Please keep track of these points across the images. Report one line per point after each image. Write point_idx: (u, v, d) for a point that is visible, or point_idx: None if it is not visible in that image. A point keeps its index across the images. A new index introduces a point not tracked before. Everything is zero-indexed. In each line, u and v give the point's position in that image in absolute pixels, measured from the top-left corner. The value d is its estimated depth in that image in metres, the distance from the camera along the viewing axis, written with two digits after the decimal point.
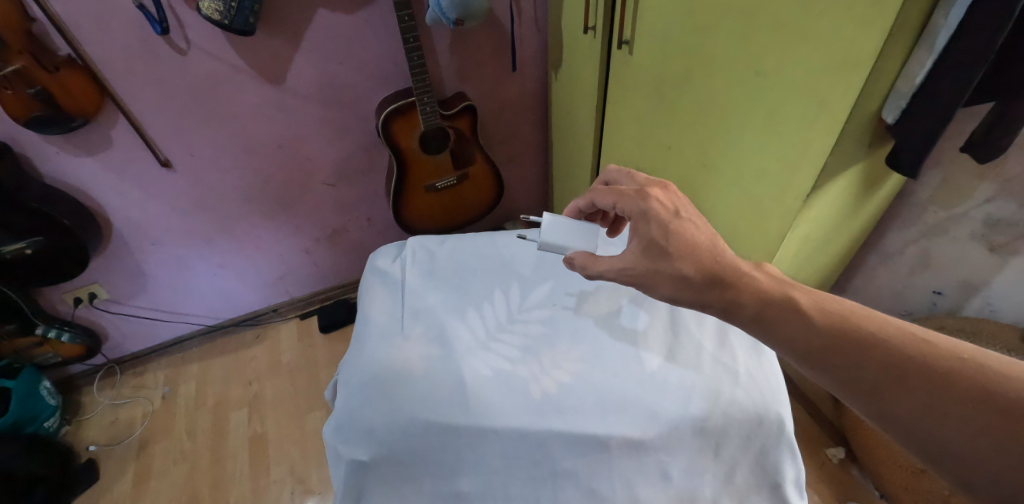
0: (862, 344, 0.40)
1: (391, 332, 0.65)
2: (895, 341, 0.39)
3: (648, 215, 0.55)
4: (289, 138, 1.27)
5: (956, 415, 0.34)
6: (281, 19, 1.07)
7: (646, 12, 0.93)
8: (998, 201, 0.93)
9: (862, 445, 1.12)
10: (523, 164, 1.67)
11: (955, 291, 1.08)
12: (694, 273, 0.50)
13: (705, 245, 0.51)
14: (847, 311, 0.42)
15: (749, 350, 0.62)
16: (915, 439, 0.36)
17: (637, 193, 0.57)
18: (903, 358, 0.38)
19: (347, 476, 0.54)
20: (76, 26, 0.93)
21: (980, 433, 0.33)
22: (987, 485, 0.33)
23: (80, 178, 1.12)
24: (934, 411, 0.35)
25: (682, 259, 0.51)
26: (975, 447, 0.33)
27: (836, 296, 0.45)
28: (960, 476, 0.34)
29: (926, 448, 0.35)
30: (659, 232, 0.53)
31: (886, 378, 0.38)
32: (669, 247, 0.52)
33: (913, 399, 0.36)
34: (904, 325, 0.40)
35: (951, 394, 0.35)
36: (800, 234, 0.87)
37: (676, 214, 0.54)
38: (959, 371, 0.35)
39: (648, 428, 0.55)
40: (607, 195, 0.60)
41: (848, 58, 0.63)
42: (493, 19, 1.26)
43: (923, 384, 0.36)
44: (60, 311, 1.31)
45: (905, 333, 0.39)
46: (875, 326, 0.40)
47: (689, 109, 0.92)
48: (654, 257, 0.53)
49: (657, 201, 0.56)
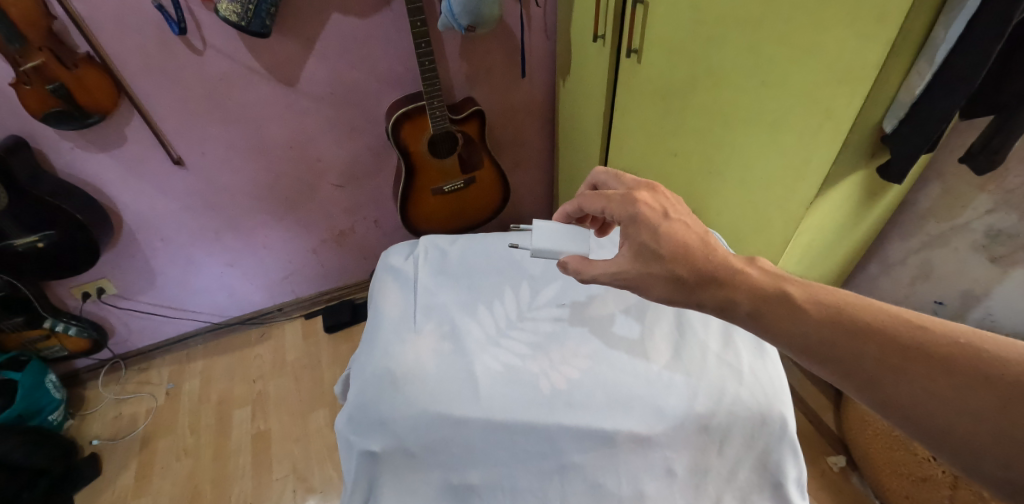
0: (859, 333, 0.40)
1: (402, 326, 0.67)
2: (889, 329, 0.39)
3: (638, 219, 0.56)
4: (301, 139, 1.28)
5: (958, 400, 0.35)
6: (296, 22, 1.09)
7: (655, 21, 0.95)
8: (999, 213, 0.94)
9: (864, 453, 1.13)
10: (529, 169, 1.69)
11: (955, 301, 1.09)
12: (687, 274, 0.51)
13: (695, 244, 0.52)
14: (843, 302, 0.43)
15: (753, 351, 0.63)
16: (919, 427, 0.36)
17: (625, 198, 0.58)
18: (900, 345, 0.38)
19: (359, 466, 0.55)
20: (96, 24, 0.95)
21: (981, 418, 0.33)
22: (995, 468, 0.33)
23: (93, 173, 1.13)
24: (934, 396, 0.36)
25: (674, 262, 0.52)
26: (979, 430, 0.33)
27: (830, 287, 0.45)
28: (970, 461, 0.34)
29: (934, 437, 0.36)
30: (649, 235, 0.54)
31: (884, 368, 0.38)
32: (661, 249, 0.53)
33: (916, 388, 0.36)
34: (900, 313, 0.41)
35: (951, 380, 0.35)
36: (804, 239, 0.88)
37: (665, 216, 0.55)
38: (957, 356, 0.36)
39: (654, 424, 0.56)
40: (596, 200, 0.61)
41: (851, 69, 0.65)
42: (504, 27, 1.29)
43: (921, 370, 0.37)
44: (68, 305, 1.32)
45: (900, 321, 0.40)
46: (869, 315, 0.41)
47: (696, 117, 0.94)
48: (646, 261, 0.53)
49: (645, 204, 0.57)
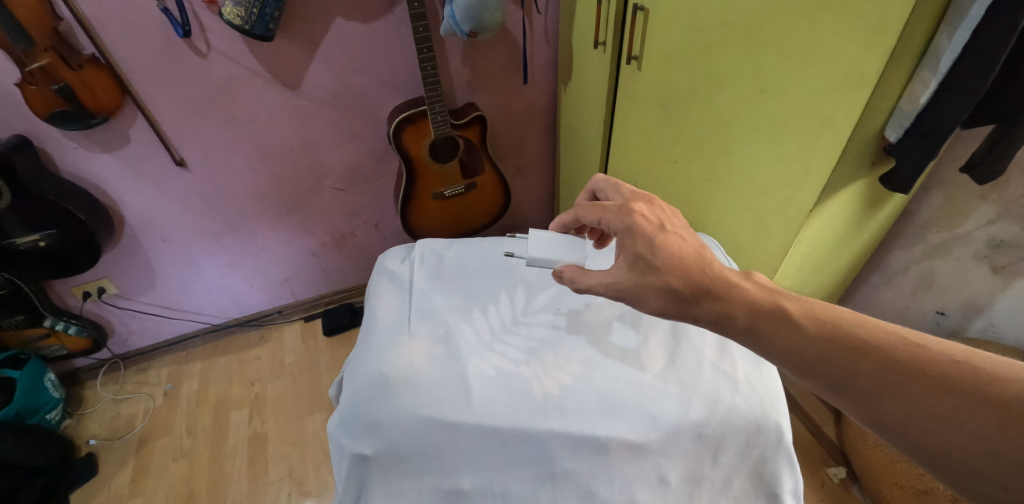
0: (855, 349, 0.40)
1: (396, 331, 0.66)
2: (886, 347, 0.39)
3: (634, 230, 0.55)
4: (303, 142, 1.29)
5: (954, 417, 0.34)
6: (299, 26, 1.10)
7: (655, 28, 0.95)
8: (1001, 223, 0.94)
9: (864, 465, 1.11)
10: (531, 175, 1.69)
11: (957, 311, 1.08)
12: (682, 287, 0.50)
13: (692, 257, 0.51)
14: (838, 317, 0.42)
15: (749, 359, 0.62)
16: (918, 445, 0.36)
17: (621, 209, 0.58)
18: (897, 362, 0.38)
19: (348, 470, 0.55)
20: (101, 26, 0.96)
21: (979, 437, 0.33)
22: (991, 487, 0.32)
23: (96, 173, 1.14)
24: (930, 413, 0.35)
25: (670, 274, 0.51)
26: (975, 449, 0.33)
27: (825, 302, 0.45)
28: (964, 479, 0.34)
29: (930, 455, 0.35)
30: (645, 247, 0.53)
31: (881, 385, 0.38)
32: (656, 260, 0.52)
33: (913, 405, 0.36)
34: (895, 329, 0.40)
35: (948, 399, 0.35)
36: (804, 247, 0.87)
37: (661, 228, 0.55)
38: (953, 374, 0.36)
39: (647, 432, 0.56)
40: (592, 211, 0.60)
41: (850, 78, 0.65)
42: (506, 33, 1.29)
43: (919, 388, 0.36)
44: (68, 304, 1.33)
45: (896, 337, 0.39)
46: (866, 332, 0.40)
47: (696, 125, 0.94)
48: (641, 272, 0.53)
49: (642, 216, 0.56)
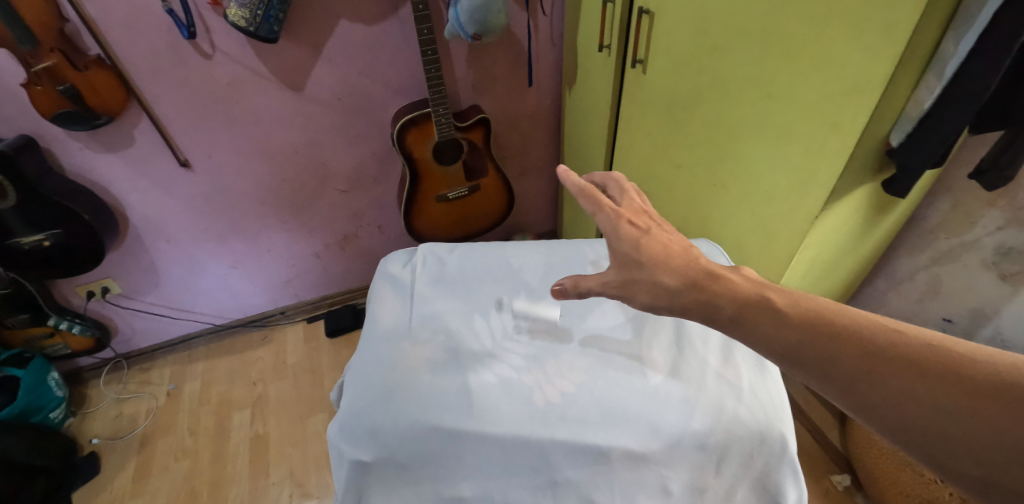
0: (836, 336, 0.39)
1: (399, 336, 0.66)
2: (866, 332, 0.38)
3: (619, 233, 0.55)
4: (307, 144, 1.29)
5: (931, 400, 0.34)
6: (304, 28, 1.10)
7: (661, 32, 0.95)
8: (1009, 230, 0.92)
9: (869, 473, 1.10)
10: (535, 178, 1.69)
11: (965, 318, 1.07)
12: (672, 282, 0.49)
13: (679, 254, 0.51)
14: (821, 307, 0.42)
15: (753, 368, 0.62)
16: (897, 430, 0.35)
17: (613, 212, 0.56)
18: (875, 347, 0.37)
19: (348, 476, 0.55)
20: (108, 28, 0.96)
21: (953, 418, 0.33)
22: (969, 466, 0.32)
23: (101, 174, 1.14)
24: (910, 397, 0.35)
25: (656, 270, 0.51)
26: (951, 429, 0.33)
27: (810, 293, 0.44)
28: (943, 460, 0.33)
29: (910, 437, 0.35)
30: (630, 247, 0.53)
31: (861, 370, 0.37)
32: (641, 258, 0.52)
33: (893, 390, 0.35)
34: (874, 317, 0.40)
35: (926, 383, 0.35)
36: (809, 254, 0.86)
37: (647, 230, 0.55)
38: (929, 357, 0.35)
39: (650, 442, 0.55)
40: (588, 202, 0.58)
41: (857, 82, 0.64)
42: (511, 35, 1.29)
43: (897, 372, 0.36)
44: (72, 304, 1.34)
45: (876, 324, 0.39)
46: (847, 319, 0.40)
47: (701, 129, 0.93)
48: (628, 270, 0.53)
49: (629, 221, 0.56)
